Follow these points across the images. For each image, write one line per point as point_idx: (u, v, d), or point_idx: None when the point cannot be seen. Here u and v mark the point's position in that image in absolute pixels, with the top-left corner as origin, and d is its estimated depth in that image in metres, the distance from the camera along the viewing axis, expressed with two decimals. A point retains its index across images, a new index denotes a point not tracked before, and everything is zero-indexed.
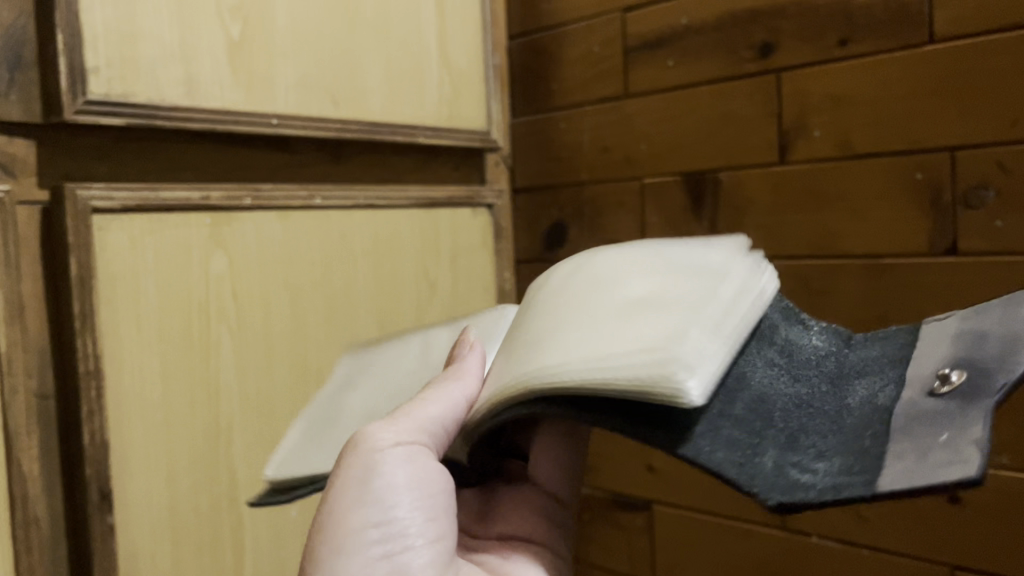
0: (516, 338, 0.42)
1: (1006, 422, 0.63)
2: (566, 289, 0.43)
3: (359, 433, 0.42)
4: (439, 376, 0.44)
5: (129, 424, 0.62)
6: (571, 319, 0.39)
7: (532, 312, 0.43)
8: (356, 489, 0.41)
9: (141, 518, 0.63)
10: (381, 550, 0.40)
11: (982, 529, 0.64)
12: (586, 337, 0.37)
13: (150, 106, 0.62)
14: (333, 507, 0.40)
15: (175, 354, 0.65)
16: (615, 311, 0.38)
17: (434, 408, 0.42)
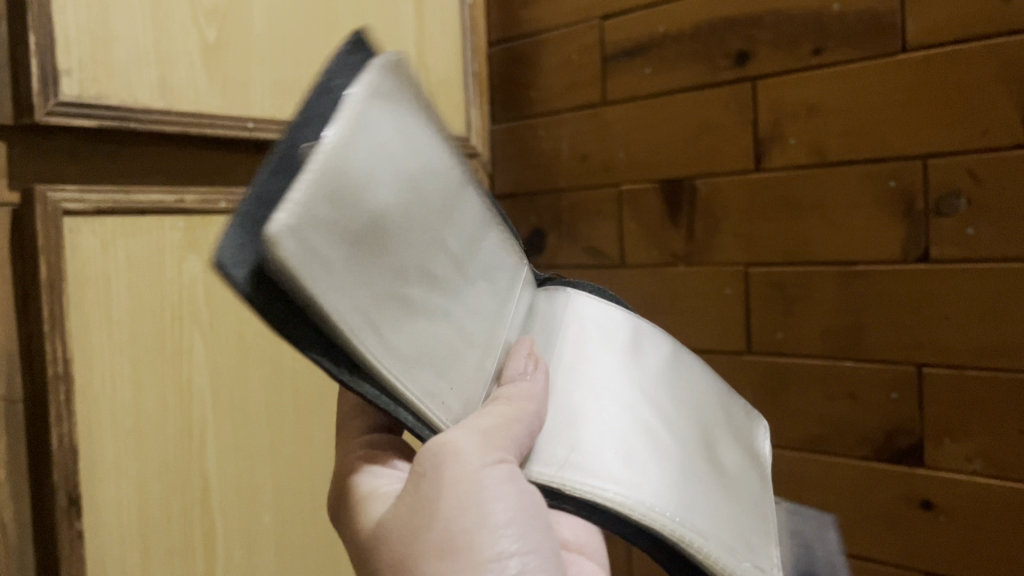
0: (606, 412, 0.45)
1: (977, 428, 0.63)
2: (647, 371, 0.50)
3: (450, 442, 0.37)
4: (512, 388, 0.42)
5: (99, 428, 0.61)
6: (666, 443, 0.46)
7: (609, 384, 0.47)
8: (476, 538, 0.36)
9: (110, 525, 0.62)
10: None
11: (952, 535, 0.64)
12: (685, 492, 0.44)
13: (123, 109, 0.62)
14: (447, 535, 0.35)
15: (146, 359, 0.64)
16: (703, 451, 0.48)
17: (518, 428, 0.40)
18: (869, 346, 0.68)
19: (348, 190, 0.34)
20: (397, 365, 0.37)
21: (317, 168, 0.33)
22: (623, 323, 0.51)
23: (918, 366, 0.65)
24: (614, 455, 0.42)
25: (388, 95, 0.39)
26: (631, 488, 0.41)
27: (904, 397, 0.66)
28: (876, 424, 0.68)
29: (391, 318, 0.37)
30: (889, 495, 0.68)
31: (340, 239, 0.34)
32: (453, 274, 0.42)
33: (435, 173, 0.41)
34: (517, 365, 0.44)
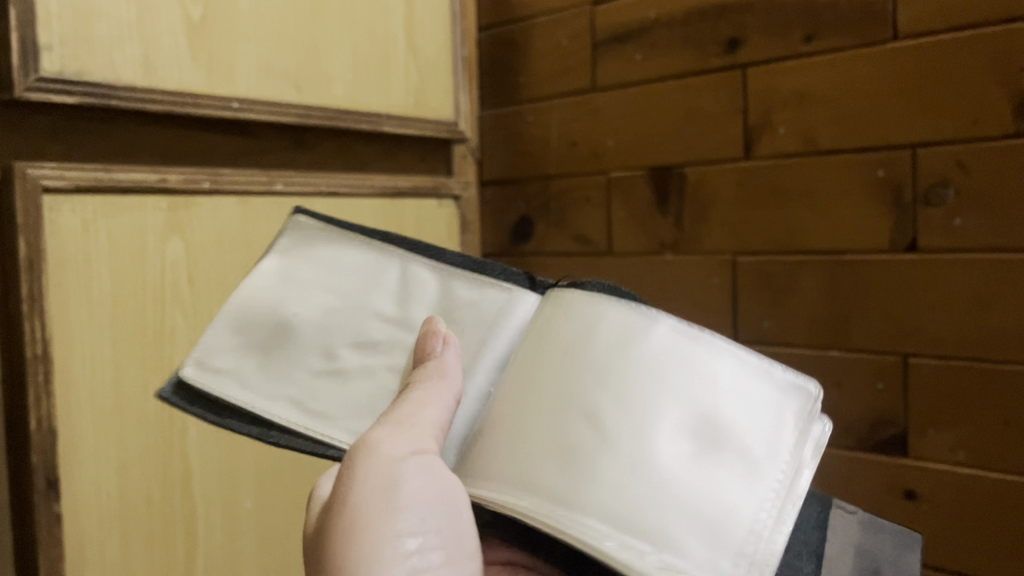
0: (563, 426, 0.41)
1: (962, 418, 0.63)
2: (634, 366, 0.42)
3: (368, 439, 0.39)
4: (420, 373, 0.43)
5: (78, 409, 0.60)
6: (621, 457, 0.39)
7: (568, 394, 0.41)
8: (380, 518, 0.37)
9: (89, 508, 0.61)
10: (411, 565, 0.37)
11: (936, 524, 0.64)
12: (619, 512, 0.38)
13: (104, 86, 0.61)
14: (355, 515, 0.37)
15: (127, 340, 0.63)
16: (685, 459, 0.40)
17: (432, 410, 0.42)
18: (855, 335, 0.68)
19: (264, 320, 0.48)
20: (304, 421, 0.45)
21: (224, 313, 0.48)
22: (624, 318, 0.43)
23: (904, 356, 0.65)
24: (544, 471, 0.40)
25: (327, 259, 0.49)
26: (560, 507, 0.39)
27: (889, 386, 0.66)
28: (862, 415, 0.68)
29: (317, 392, 0.46)
30: (874, 485, 0.68)
31: (244, 356, 0.47)
32: (393, 331, 0.47)
33: (352, 270, 0.49)
34: (427, 345, 0.44)
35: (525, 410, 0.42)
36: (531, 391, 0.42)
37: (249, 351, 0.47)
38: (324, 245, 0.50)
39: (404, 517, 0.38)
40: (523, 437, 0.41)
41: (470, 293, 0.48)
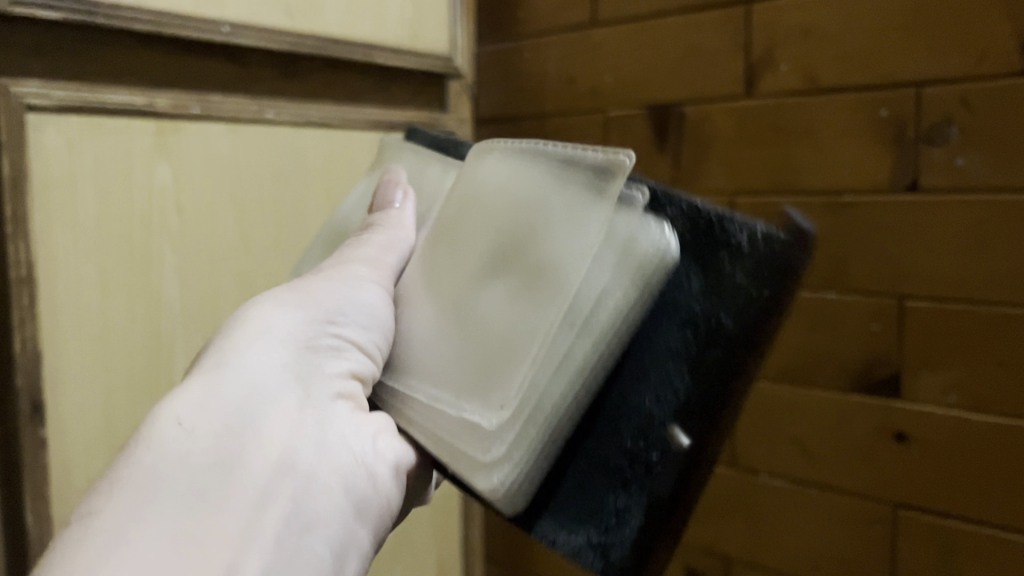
0: (440, 286, 0.46)
1: (956, 361, 0.63)
2: (513, 214, 0.42)
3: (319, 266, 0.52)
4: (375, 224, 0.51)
5: (64, 334, 0.60)
6: (489, 321, 0.42)
7: (436, 257, 0.47)
8: (292, 301, 0.45)
9: (75, 433, 0.61)
10: (317, 318, 0.45)
11: (924, 465, 0.64)
12: (464, 366, 0.43)
13: (88, 2, 0.59)
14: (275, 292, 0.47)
15: (114, 266, 0.62)
16: (525, 333, 0.40)
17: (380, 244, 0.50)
18: (852, 277, 0.67)
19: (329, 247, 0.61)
20: None
21: None
22: (506, 157, 0.45)
23: (901, 298, 0.65)
24: (414, 337, 0.47)
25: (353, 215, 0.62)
26: (427, 379, 0.45)
27: (885, 329, 0.66)
28: (855, 357, 0.68)
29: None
30: (864, 426, 0.68)
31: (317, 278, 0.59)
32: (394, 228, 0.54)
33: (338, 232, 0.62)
34: (393, 196, 0.53)
35: (417, 291, 0.48)
36: (436, 249, 0.48)
37: None
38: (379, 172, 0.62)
39: (315, 309, 0.45)
40: (425, 303, 0.47)
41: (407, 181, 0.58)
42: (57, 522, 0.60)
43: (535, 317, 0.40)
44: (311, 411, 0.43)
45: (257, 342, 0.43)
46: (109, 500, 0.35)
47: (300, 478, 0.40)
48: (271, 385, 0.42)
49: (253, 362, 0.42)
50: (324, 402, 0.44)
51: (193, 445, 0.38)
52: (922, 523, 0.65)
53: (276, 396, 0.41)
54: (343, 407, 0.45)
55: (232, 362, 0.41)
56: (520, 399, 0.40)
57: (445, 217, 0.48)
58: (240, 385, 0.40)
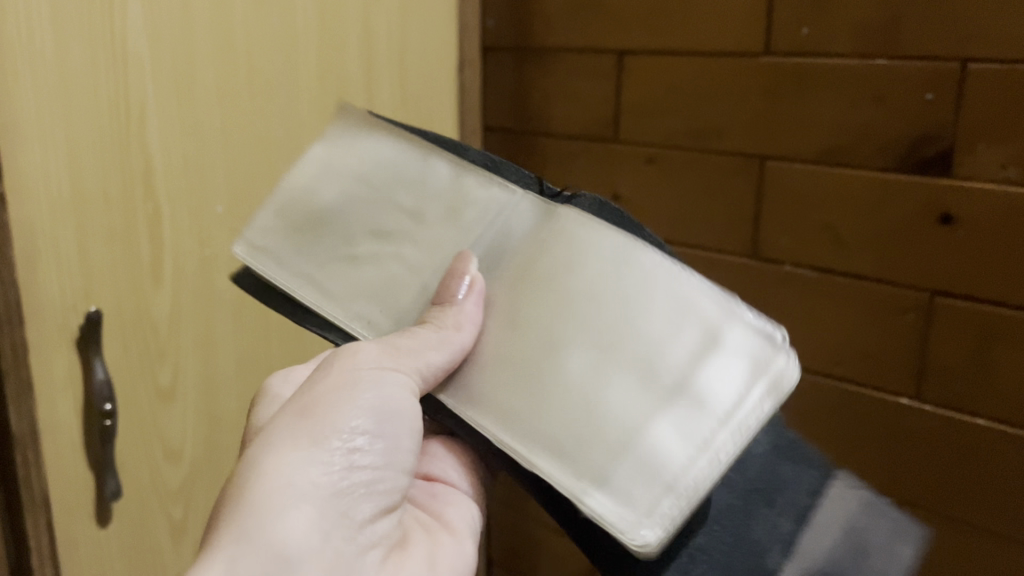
0: (560, 355, 0.43)
1: (1020, 132, 0.56)
2: (626, 300, 0.44)
3: (346, 349, 0.44)
4: (436, 316, 0.44)
5: (14, 80, 0.52)
6: (609, 409, 0.42)
7: (527, 301, 0.45)
8: (309, 438, 0.40)
9: (37, 194, 0.55)
10: (346, 451, 0.40)
11: (969, 249, 0.59)
12: (620, 445, 0.41)
13: None
14: (287, 417, 0.41)
15: (69, 5, 0.54)
16: (664, 425, 0.41)
17: (436, 354, 0.44)
18: (907, 40, 0.59)
19: (304, 207, 0.51)
20: (320, 303, 0.48)
21: (295, 193, 0.52)
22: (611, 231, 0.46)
23: (963, 61, 0.57)
24: (514, 403, 0.43)
25: (336, 171, 0.51)
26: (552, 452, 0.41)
27: (940, 98, 0.59)
28: (901, 133, 0.61)
29: (332, 273, 0.49)
30: (906, 209, 0.62)
31: (282, 238, 0.51)
32: (411, 225, 0.49)
33: (396, 171, 0.50)
34: (452, 289, 0.45)
35: (504, 366, 0.44)
36: (528, 331, 0.44)
37: (290, 232, 0.51)
38: (365, 132, 0.52)
39: (340, 445, 0.40)
40: (527, 380, 0.43)
41: (483, 195, 0.48)
42: (25, 290, 0.55)
43: (697, 440, 0.41)
44: (342, 568, 0.38)
45: (277, 505, 0.37)
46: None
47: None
48: (304, 552, 0.37)
49: (278, 533, 0.37)
50: (353, 556, 0.39)
51: None
52: (961, 310, 0.60)
53: (304, 565, 0.37)
54: (381, 551, 0.41)
55: (256, 531, 0.36)
56: (675, 474, 0.40)
57: (552, 273, 0.45)
58: (263, 559, 0.36)
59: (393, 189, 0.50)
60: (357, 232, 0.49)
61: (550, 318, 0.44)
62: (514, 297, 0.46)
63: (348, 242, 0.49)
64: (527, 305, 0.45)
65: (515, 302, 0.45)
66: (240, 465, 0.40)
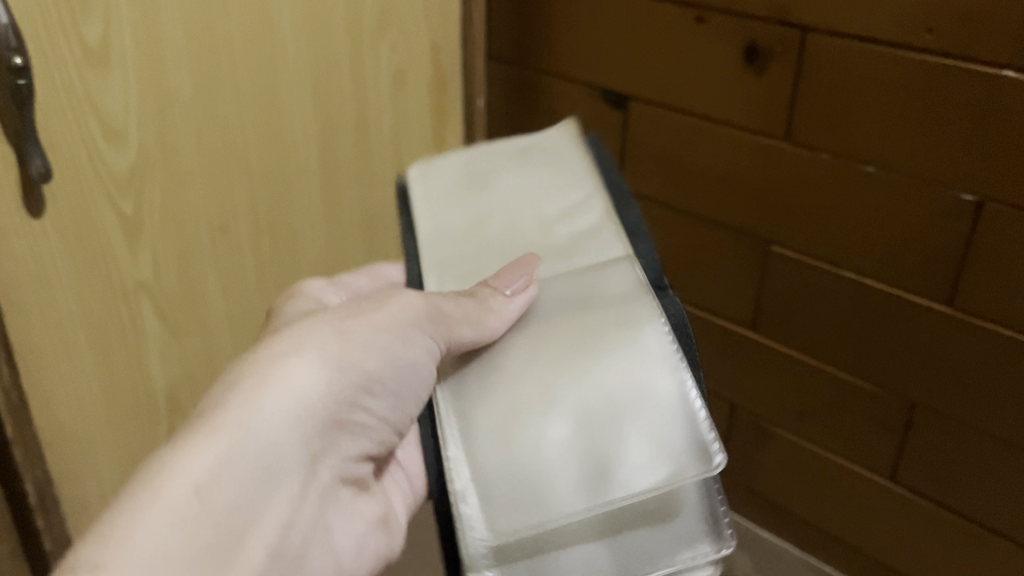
0: (547, 434, 0.39)
1: None
2: (637, 432, 0.39)
3: (386, 296, 0.41)
4: (484, 292, 0.42)
5: None
6: (563, 507, 0.38)
7: (547, 364, 0.41)
8: (335, 355, 0.38)
9: None
10: (360, 390, 0.39)
11: None
12: (536, 532, 0.39)
13: None
14: (314, 323, 0.39)
15: None
16: (575, 540, 0.40)
17: (469, 332, 0.41)
18: None
19: (503, 169, 0.48)
20: (429, 245, 0.46)
21: (533, 156, 0.48)
22: (665, 352, 0.41)
23: None
24: (484, 450, 0.40)
25: (573, 157, 0.48)
26: (485, 504, 0.39)
27: None
28: None
29: (455, 229, 0.47)
30: None
31: (445, 173, 0.48)
32: (539, 239, 0.46)
33: (572, 185, 0.47)
34: (506, 281, 0.43)
35: (497, 406, 0.40)
36: (534, 390, 0.40)
37: (457, 175, 0.48)
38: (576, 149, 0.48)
39: (361, 381, 0.38)
40: (508, 438, 0.40)
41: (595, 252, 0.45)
42: None
43: (596, 569, 0.40)
44: (311, 496, 0.37)
45: (292, 404, 0.36)
46: (107, 545, 0.29)
47: (289, 563, 0.35)
48: (287, 463, 0.35)
49: (274, 430, 0.35)
50: (320, 487, 0.38)
51: (200, 516, 0.32)
52: None
53: (286, 474, 0.35)
54: (342, 485, 0.39)
55: (261, 425, 0.34)
56: None
57: (586, 353, 0.41)
58: (259, 458, 0.34)
59: (553, 198, 0.47)
60: (492, 191, 0.47)
61: (562, 393, 0.40)
62: (541, 348, 0.41)
63: (485, 191, 0.48)
64: (542, 362, 0.41)
65: (534, 352, 0.41)
66: (265, 344, 0.37)
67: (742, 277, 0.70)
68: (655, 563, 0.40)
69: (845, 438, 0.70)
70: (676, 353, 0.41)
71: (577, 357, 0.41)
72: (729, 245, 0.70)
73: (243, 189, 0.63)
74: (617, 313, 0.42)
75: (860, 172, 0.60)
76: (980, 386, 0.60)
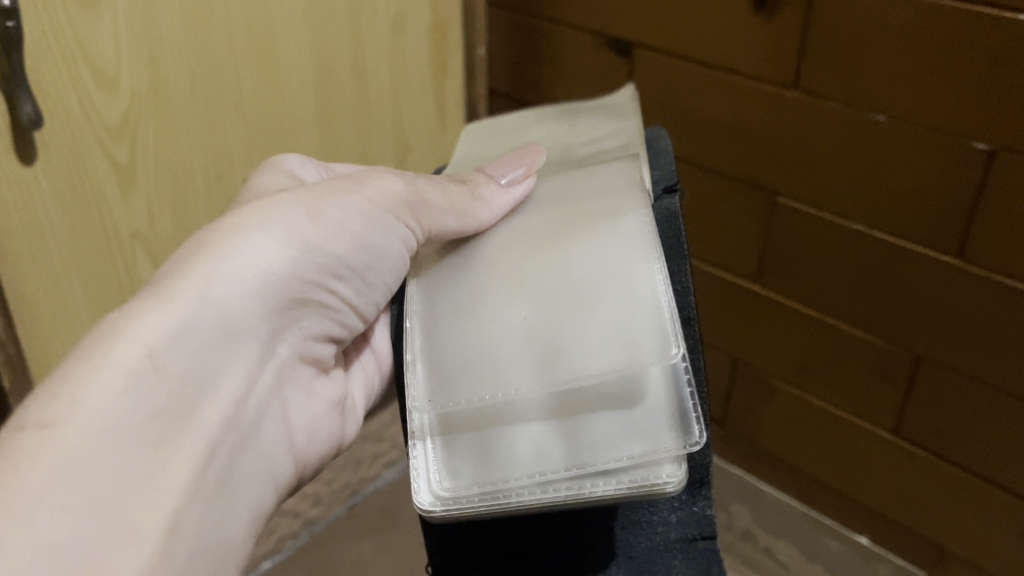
0: (505, 315, 0.37)
1: None
2: (594, 323, 0.35)
3: (363, 178, 0.41)
4: (466, 185, 0.43)
5: None
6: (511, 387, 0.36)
7: (521, 257, 0.39)
8: (306, 228, 0.38)
9: None
10: (327, 267, 0.39)
11: None
12: (487, 420, 0.37)
13: None
14: (290, 196, 0.39)
15: None
16: (528, 440, 0.36)
17: (451, 220, 0.41)
18: None
19: (542, 116, 0.52)
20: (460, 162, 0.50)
21: (581, 117, 0.51)
22: (642, 247, 0.37)
23: None
24: (449, 331, 0.38)
25: (624, 106, 0.49)
26: (440, 380, 0.37)
27: None
28: None
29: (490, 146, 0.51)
30: None
31: (489, 139, 0.52)
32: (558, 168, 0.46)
33: (604, 121, 0.49)
34: (501, 173, 0.44)
35: (467, 293, 0.39)
36: (504, 277, 0.39)
37: (502, 131, 0.52)
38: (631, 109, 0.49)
39: (326, 261, 0.38)
40: (472, 320, 0.38)
41: (597, 182, 0.42)
42: None
43: (545, 466, 0.35)
44: (269, 368, 0.37)
45: (256, 272, 0.36)
46: (56, 401, 0.30)
47: (243, 431, 0.36)
48: (245, 331, 0.36)
49: (235, 297, 0.35)
50: (276, 363, 0.38)
51: (152, 375, 0.32)
52: None
53: (242, 342, 0.36)
54: (302, 363, 0.40)
55: (223, 293, 0.35)
56: (500, 486, 0.35)
57: (560, 247, 0.39)
58: (214, 328, 0.34)
59: (581, 137, 0.49)
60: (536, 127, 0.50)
61: (529, 275, 0.38)
62: (516, 243, 0.41)
63: (522, 134, 0.51)
64: (517, 256, 0.39)
65: (513, 248, 0.40)
66: (226, 216, 0.37)
67: (748, 227, 0.69)
68: (616, 423, 0.34)
69: (851, 391, 0.70)
70: (652, 244, 0.37)
71: (553, 248, 0.39)
72: (736, 196, 0.68)
73: (238, 137, 0.62)
74: (598, 210, 0.40)
75: (871, 120, 0.58)
76: (989, 338, 0.60)
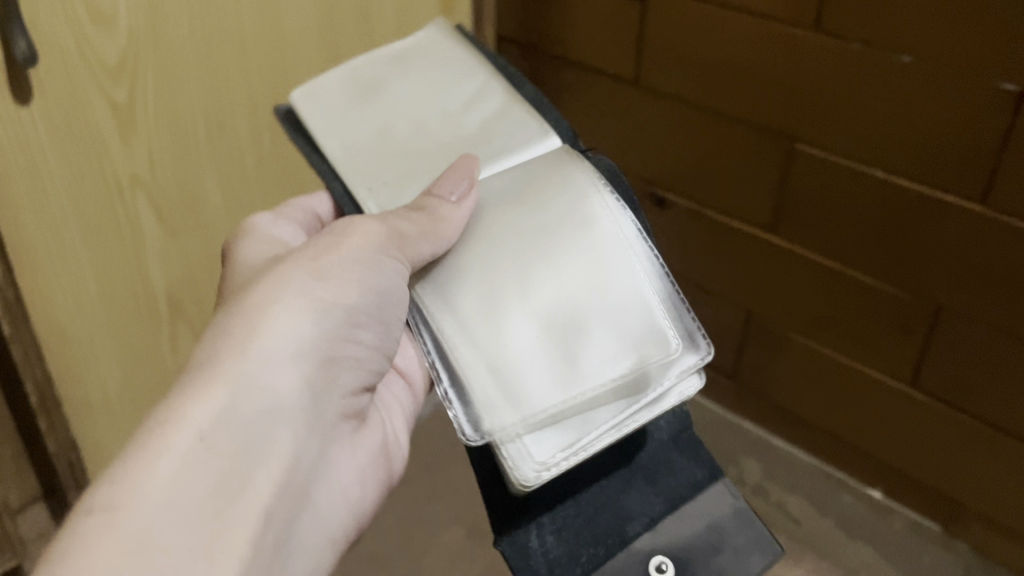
0: (530, 295, 0.40)
1: None
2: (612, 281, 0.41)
3: (344, 225, 0.41)
4: (433, 199, 0.41)
5: None
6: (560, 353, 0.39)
7: (519, 239, 0.41)
8: (311, 297, 0.38)
9: None
10: (343, 325, 0.39)
11: None
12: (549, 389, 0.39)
13: None
14: (286, 269, 0.39)
15: None
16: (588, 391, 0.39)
17: (427, 245, 0.40)
18: None
19: (382, 72, 0.47)
20: (348, 147, 0.44)
21: (420, 64, 0.47)
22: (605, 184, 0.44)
23: None
24: (473, 321, 0.40)
25: (443, 47, 0.48)
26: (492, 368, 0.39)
27: None
28: None
29: (364, 120, 0.45)
30: None
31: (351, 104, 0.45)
32: (458, 140, 0.45)
33: (455, 66, 0.47)
34: (450, 187, 0.42)
35: (476, 281, 0.41)
36: (511, 259, 0.41)
37: (353, 92, 0.46)
38: (460, 48, 0.48)
39: (340, 319, 0.39)
40: (494, 301, 0.40)
41: (513, 135, 0.45)
42: None
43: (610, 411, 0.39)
44: (318, 432, 0.38)
45: (275, 353, 0.36)
46: (115, 487, 0.30)
47: (299, 495, 0.36)
48: (286, 402, 0.36)
49: (268, 376, 0.36)
50: (326, 427, 0.39)
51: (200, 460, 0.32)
52: None
53: (286, 414, 0.36)
54: (346, 422, 0.41)
55: (251, 372, 0.35)
56: (580, 437, 0.39)
57: (557, 226, 0.41)
58: (256, 401, 0.35)
59: (444, 89, 0.47)
60: (385, 92, 0.46)
61: (539, 255, 0.41)
62: (507, 228, 0.42)
63: (379, 94, 0.46)
64: (516, 241, 0.41)
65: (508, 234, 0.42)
66: (244, 298, 0.38)
67: (764, 176, 0.67)
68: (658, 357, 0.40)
69: (868, 343, 0.69)
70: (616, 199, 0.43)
71: (551, 234, 0.41)
72: (750, 143, 0.67)
73: (239, 78, 0.60)
74: (574, 188, 0.43)
75: (893, 61, 0.56)
76: (1009, 286, 0.58)
